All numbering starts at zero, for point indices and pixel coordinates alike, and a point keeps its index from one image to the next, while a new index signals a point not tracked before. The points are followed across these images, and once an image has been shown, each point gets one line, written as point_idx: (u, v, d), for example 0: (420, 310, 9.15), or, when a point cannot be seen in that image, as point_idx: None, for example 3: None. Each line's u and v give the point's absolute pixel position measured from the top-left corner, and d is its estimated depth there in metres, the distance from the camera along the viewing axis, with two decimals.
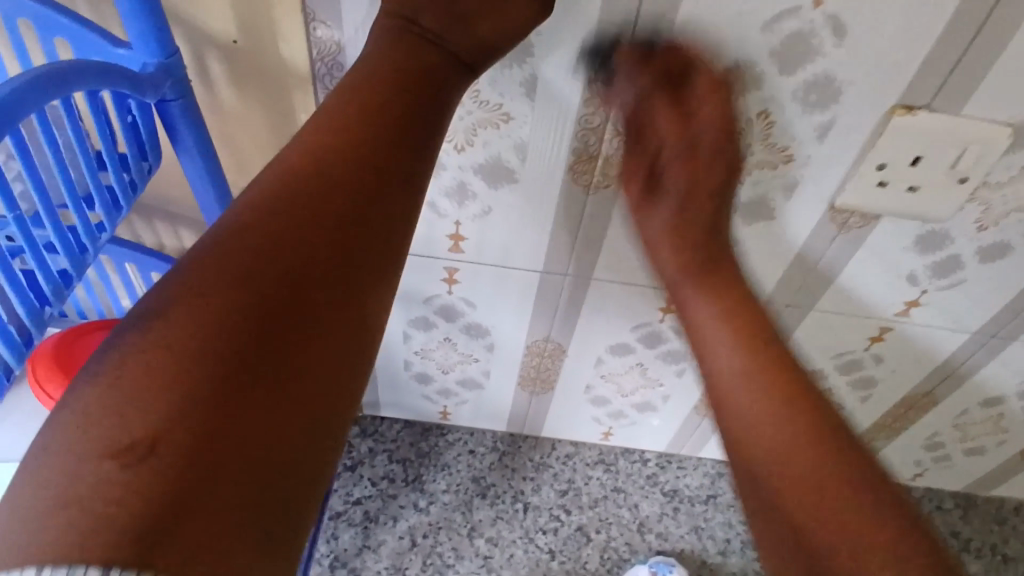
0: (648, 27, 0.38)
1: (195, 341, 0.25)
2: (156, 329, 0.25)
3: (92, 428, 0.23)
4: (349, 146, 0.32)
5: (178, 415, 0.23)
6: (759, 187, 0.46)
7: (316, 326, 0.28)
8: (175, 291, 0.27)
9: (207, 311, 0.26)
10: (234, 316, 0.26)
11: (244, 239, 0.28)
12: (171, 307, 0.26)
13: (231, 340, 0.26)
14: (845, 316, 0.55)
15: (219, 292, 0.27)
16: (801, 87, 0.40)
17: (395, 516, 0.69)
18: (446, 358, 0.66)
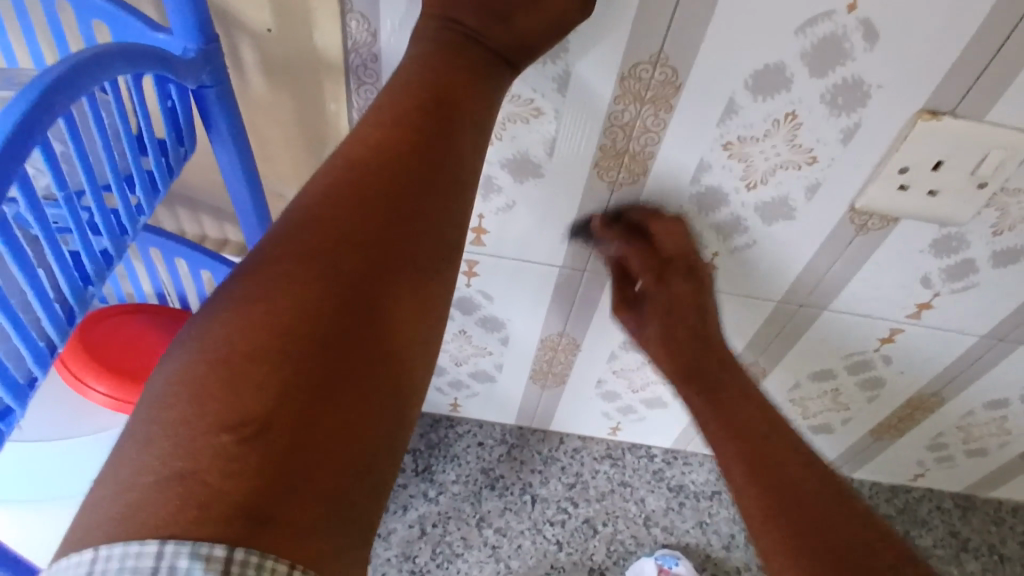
0: (682, 28, 0.39)
1: (274, 334, 0.27)
2: (239, 326, 0.27)
3: (183, 411, 0.25)
4: (396, 142, 0.33)
5: (263, 401, 0.25)
6: (782, 187, 0.47)
7: (374, 312, 0.29)
8: (253, 290, 0.28)
9: (284, 306, 0.27)
10: (308, 309, 0.27)
11: (310, 233, 0.30)
12: (248, 302, 0.28)
13: (305, 326, 0.27)
14: (858, 317, 0.56)
15: (293, 288, 0.28)
16: (829, 90, 0.41)
17: (405, 505, 0.70)
18: (460, 350, 0.66)
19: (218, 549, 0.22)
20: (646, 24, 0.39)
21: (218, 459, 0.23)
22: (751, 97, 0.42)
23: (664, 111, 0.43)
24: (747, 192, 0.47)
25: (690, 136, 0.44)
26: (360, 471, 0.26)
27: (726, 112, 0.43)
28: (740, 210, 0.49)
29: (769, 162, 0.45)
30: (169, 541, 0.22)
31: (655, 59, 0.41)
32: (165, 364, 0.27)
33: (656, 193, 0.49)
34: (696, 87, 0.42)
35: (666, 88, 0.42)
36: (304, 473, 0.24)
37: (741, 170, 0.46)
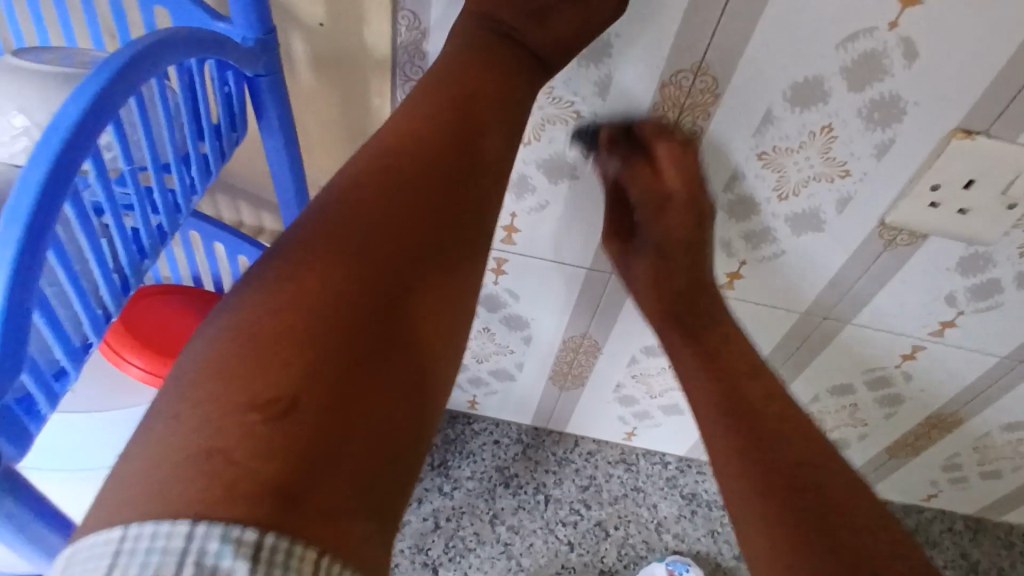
0: (725, 38, 0.40)
1: (307, 315, 0.27)
2: (271, 306, 0.27)
3: (226, 381, 0.25)
4: (437, 143, 0.34)
5: (296, 379, 0.25)
6: (814, 199, 0.47)
7: (410, 294, 0.30)
8: (284, 273, 0.29)
9: (316, 289, 0.28)
10: (340, 293, 0.28)
11: (342, 216, 0.31)
12: (279, 280, 0.28)
13: (337, 309, 0.28)
14: (881, 332, 0.56)
15: (326, 272, 0.29)
16: (867, 105, 0.42)
17: (420, 498, 0.71)
18: (483, 347, 0.67)
19: (249, 533, 0.21)
20: (690, 30, 0.40)
21: (250, 436, 0.23)
22: (789, 109, 0.43)
23: (701, 118, 0.44)
24: (779, 202, 0.48)
25: (724, 143, 0.45)
26: (394, 450, 0.27)
27: (763, 122, 0.44)
28: (770, 220, 0.50)
29: (802, 173, 0.46)
30: (200, 521, 0.21)
31: (696, 68, 0.42)
32: (196, 340, 0.27)
33: None
34: (735, 95, 0.43)
35: (705, 96, 0.43)
36: (341, 449, 0.25)
37: (774, 180, 0.47)
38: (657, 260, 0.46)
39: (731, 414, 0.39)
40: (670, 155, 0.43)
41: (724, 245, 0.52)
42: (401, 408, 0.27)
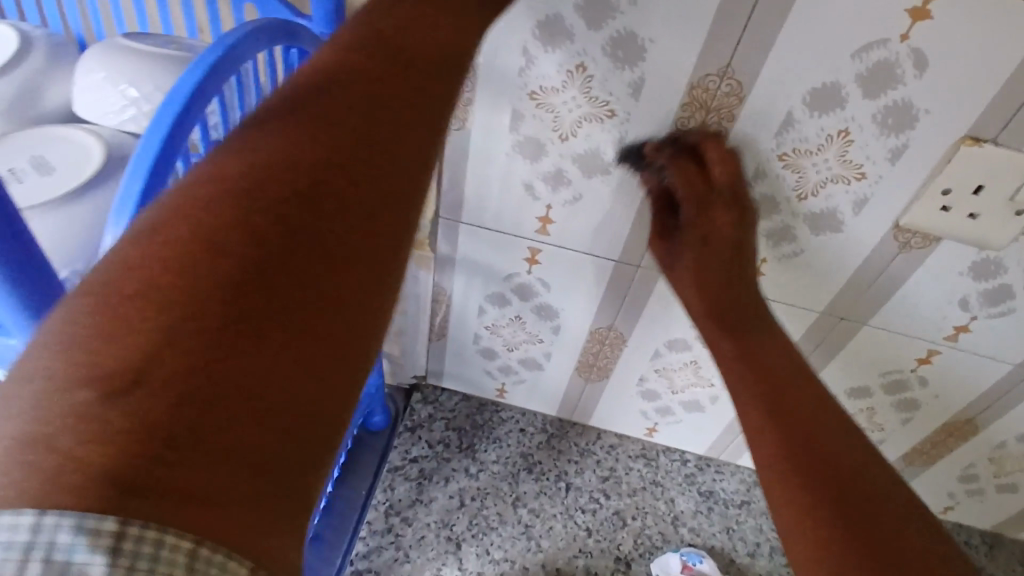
0: (749, 46, 0.44)
1: (220, 228, 0.27)
2: (188, 209, 0.27)
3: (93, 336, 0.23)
4: (401, 94, 0.36)
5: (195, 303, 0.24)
6: (831, 200, 0.51)
7: (323, 240, 0.29)
8: (213, 174, 0.28)
9: (242, 200, 0.28)
10: (265, 210, 0.28)
11: (264, 145, 0.30)
12: (206, 186, 0.28)
13: (253, 227, 0.27)
14: (897, 335, 0.59)
15: (257, 185, 0.28)
16: (881, 111, 0.45)
17: (447, 477, 0.74)
18: (514, 335, 0.71)
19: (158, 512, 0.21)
20: (717, 37, 0.44)
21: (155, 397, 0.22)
22: (808, 113, 0.46)
23: (726, 119, 0.48)
24: (798, 203, 0.52)
25: (747, 145, 0.49)
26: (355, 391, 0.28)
27: (783, 125, 0.47)
28: (789, 220, 0.53)
29: (820, 175, 0.49)
30: (49, 511, 0.20)
31: (722, 73, 0.46)
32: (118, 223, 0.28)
33: None
34: (757, 99, 0.46)
35: (730, 99, 0.47)
36: (239, 392, 0.24)
37: (794, 181, 0.50)
38: (700, 252, 0.50)
39: (769, 417, 0.46)
40: (682, 173, 0.49)
41: None
42: (311, 357, 0.27)
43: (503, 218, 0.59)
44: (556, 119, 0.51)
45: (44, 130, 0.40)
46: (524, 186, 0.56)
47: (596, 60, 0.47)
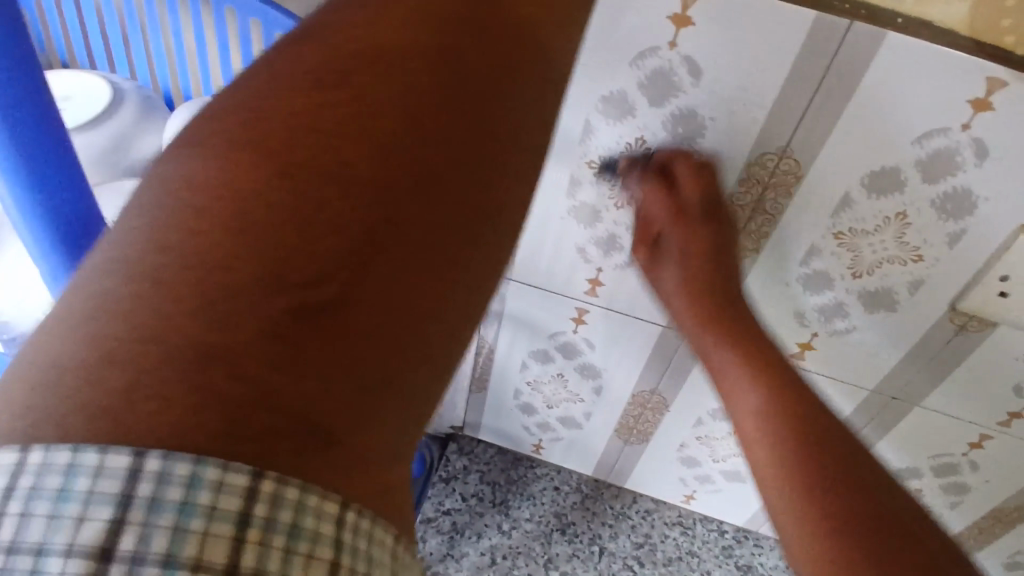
0: (810, 130, 0.45)
1: (322, 152, 0.23)
2: (296, 111, 0.24)
3: (162, 272, 0.20)
4: None
5: (284, 239, 0.22)
6: (887, 279, 0.51)
7: (400, 190, 0.23)
8: (321, 74, 0.25)
9: (354, 123, 0.24)
10: (370, 137, 0.24)
11: (357, 58, 0.25)
12: (311, 80, 0.25)
13: (350, 157, 0.23)
14: (948, 418, 0.59)
15: (365, 104, 0.24)
16: (939, 197, 0.45)
17: (479, 532, 0.74)
18: (554, 393, 0.72)
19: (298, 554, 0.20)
20: (776, 119, 0.45)
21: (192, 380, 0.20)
22: (865, 194, 0.47)
23: (782, 197, 0.49)
24: (852, 280, 0.52)
25: (803, 223, 0.50)
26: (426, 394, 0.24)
27: (840, 205, 0.48)
28: (842, 296, 0.53)
29: (876, 255, 0.50)
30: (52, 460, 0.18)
31: (782, 152, 0.47)
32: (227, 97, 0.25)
33: (769, 268, 0.54)
34: (816, 178, 0.47)
35: (787, 178, 0.48)
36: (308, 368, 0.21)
37: (849, 259, 0.51)
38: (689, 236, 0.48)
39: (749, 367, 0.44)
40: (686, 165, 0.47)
41: (797, 316, 0.56)
42: (347, 330, 0.22)
43: (554, 277, 0.60)
44: (612, 187, 0.53)
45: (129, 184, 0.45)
46: (575, 249, 0.57)
47: (656, 135, 0.49)
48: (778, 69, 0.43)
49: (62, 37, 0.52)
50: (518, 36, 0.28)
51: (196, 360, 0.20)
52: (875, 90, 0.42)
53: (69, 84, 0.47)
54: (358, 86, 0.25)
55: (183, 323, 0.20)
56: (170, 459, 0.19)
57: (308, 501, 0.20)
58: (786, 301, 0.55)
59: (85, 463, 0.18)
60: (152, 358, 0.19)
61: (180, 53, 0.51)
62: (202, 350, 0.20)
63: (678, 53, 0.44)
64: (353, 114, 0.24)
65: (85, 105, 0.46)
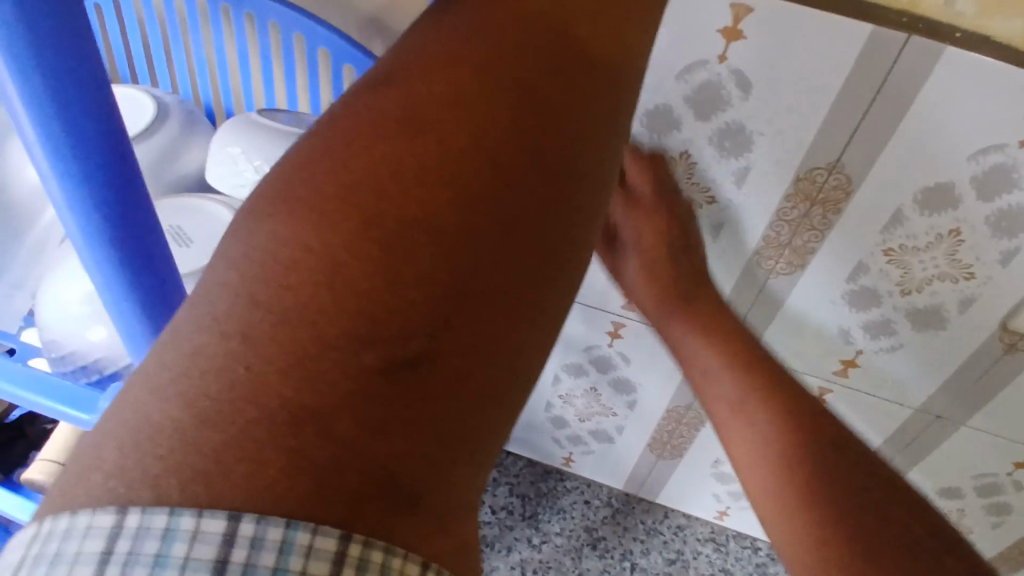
0: (861, 144, 0.44)
1: (392, 174, 0.23)
2: (371, 133, 0.24)
3: (249, 294, 0.21)
4: None
5: (357, 260, 0.22)
6: (937, 297, 0.50)
7: (468, 210, 0.23)
8: (394, 95, 0.25)
9: (421, 145, 0.24)
10: (437, 154, 0.24)
11: (429, 75, 0.26)
12: (387, 104, 0.25)
13: (422, 179, 0.23)
14: (994, 438, 0.58)
15: (437, 128, 0.24)
16: (994, 214, 0.44)
17: (509, 546, 0.73)
18: (587, 406, 0.71)
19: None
20: (827, 135, 0.44)
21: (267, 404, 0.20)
22: (918, 211, 0.46)
23: (831, 213, 0.48)
24: (901, 297, 0.51)
25: (851, 239, 0.49)
26: None
27: (891, 221, 0.47)
28: (890, 313, 0.52)
29: (926, 272, 0.49)
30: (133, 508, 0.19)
31: (831, 167, 0.46)
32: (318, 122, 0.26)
33: (814, 285, 0.53)
34: (867, 194, 0.46)
35: (837, 193, 0.47)
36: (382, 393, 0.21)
37: (898, 276, 0.50)
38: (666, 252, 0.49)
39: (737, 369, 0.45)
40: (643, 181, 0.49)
41: (842, 334, 0.55)
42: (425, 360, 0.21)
43: (591, 291, 0.59)
44: None
45: (184, 202, 0.45)
46: None
47: (701, 150, 0.48)
48: (827, 88, 0.42)
49: (104, 51, 0.52)
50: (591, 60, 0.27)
51: (270, 403, 0.20)
52: (929, 106, 0.41)
53: (114, 100, 0.47)
54: (429, 118, 0.24)
55: (256, 364, 0.20)
56: (292, 529, 0.19)
57: (391, 565, 0.20)
58: (831, 317, 0.54)
59: (183, 525, 0.18)
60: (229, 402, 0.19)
61: (222, 68, 0.51)
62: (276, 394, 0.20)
63: (727, 66, 0.43)
64: (424, 147, 0.24)
65: (131, 119, 0.46)
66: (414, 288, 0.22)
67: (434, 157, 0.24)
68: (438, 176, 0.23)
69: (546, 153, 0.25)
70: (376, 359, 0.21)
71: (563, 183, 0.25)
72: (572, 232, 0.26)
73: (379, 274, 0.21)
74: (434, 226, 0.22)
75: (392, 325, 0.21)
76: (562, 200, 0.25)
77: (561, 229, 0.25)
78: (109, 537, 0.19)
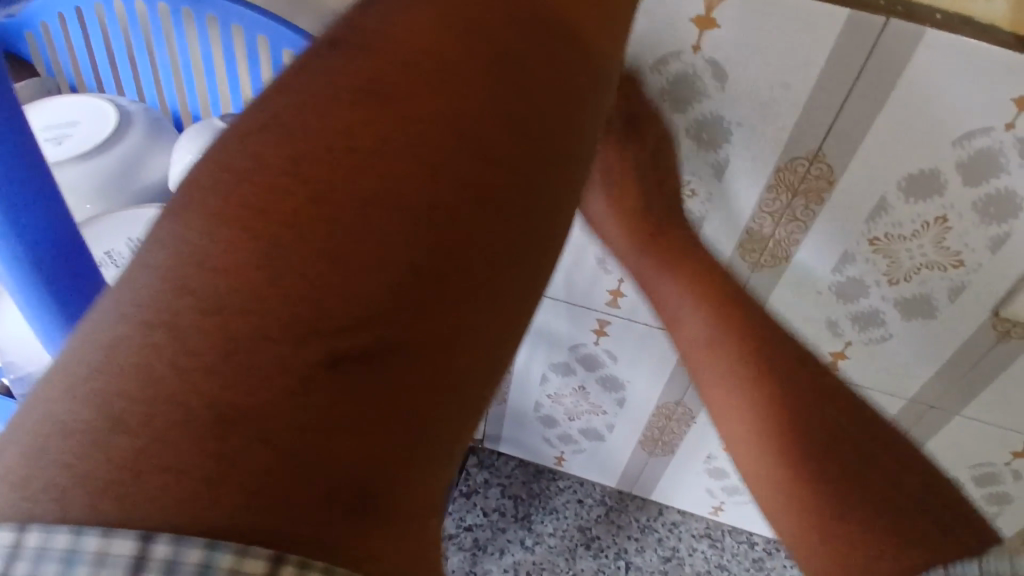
0: (842, 131, 0.43)
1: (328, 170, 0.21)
2: (304, 127, 0.22)
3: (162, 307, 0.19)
4: None
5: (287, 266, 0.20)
6: (925, 285, 0.48)
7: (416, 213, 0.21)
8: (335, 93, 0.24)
9: (361, 140, 0.22)
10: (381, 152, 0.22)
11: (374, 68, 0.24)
12: (324, 94, 0.23)
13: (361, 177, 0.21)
14: (990, 426, 0.57)
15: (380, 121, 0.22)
16: (981, 200, 0.43)
17: (502, 549, 0.72)
18: (576, 405, 0.70)
19: None
20: (807, 123, 0.43)
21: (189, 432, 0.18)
22: (903, 198, 0.44)
23: (814, 203, 0.47)
24: (888, 287, 0.50)
25: (835, 230, 0.48)
26: None
27: (876, 209, 0.46)
28: (878, 303, 0.51)
29: (913, 261, 0.47)
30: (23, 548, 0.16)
31: (813, 156, 0.44)
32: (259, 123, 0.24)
33: (799, 277, 0.52)
34: (850, 183, 0.45)
35: (819, 182, 0.46)
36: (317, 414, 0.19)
37: (885, 266, 0.48)
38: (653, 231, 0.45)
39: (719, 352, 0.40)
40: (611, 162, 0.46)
41: (830, 325, 0.54)
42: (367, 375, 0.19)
43: (574, 289, 0.58)
44: None
45: (141, 211, 0.44)
46: (596, 260, 0.55)
47: (679, 142, 0.46)
48: (802, 80, 0.41)
49: (65, 58, 0.50)
50: (559, 54, 0.26)
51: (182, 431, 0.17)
52: (911, 90, 0.39)
53: (74, 109, 0.46)
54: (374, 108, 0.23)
55: (181, 362, 0.18)
56: (216, 552, 0.17)
57: None
58: (819, 310, 0.53)
59: (86, 547, 0.16)
60: (140, 417, 0.17)
61: (188, 70, 0.49)
62: (203, 410, 0.17)
63: (701, 57, 0.41)
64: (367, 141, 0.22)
65: (90, 126, 0.45)
66: (363, 295, 0.20)
67: (377, 148, 0.22)
68: (383, 170, 0.21)
69: (507, 144, 0.23)
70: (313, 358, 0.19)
71: (522, 174, 0.23)
72: (544, 232, 0.24)
73: (320, 276, 0.20)
74: (379, 226, 0.21)
75: (328, 329, 0.19)
76: (528, 193, 0.23)
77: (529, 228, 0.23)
78: (6, 557, 0.16)
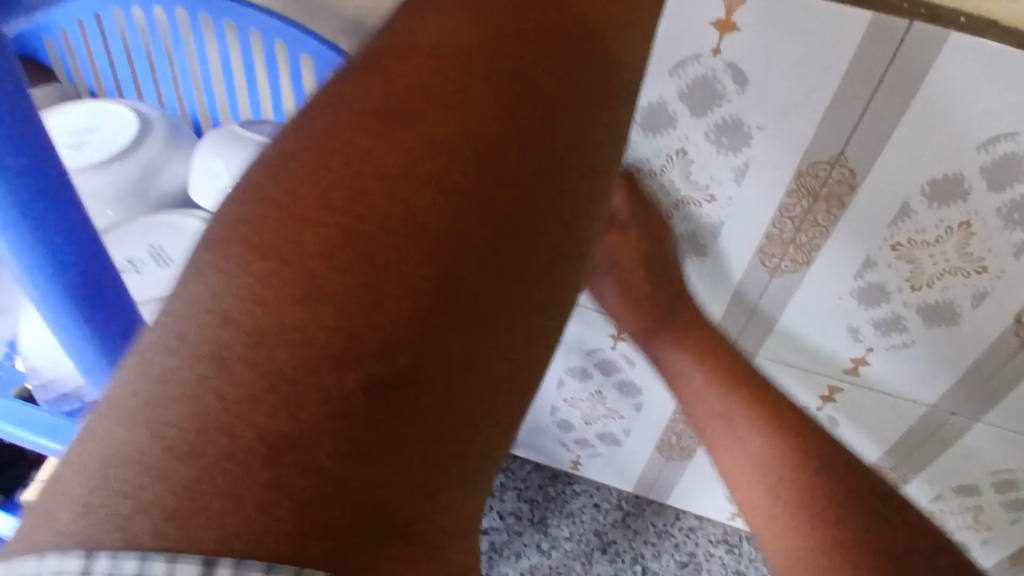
0: (865, 135, 0.42)
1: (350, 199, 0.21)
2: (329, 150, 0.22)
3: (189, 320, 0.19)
4: None
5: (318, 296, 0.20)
6: (947, 292, 0.48)
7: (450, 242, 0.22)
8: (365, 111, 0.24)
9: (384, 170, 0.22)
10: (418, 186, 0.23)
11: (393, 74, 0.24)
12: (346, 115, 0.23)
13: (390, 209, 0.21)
14: (1014, 434, 0.56)
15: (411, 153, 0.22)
16: (1006, 206, 0.42)
17: (518, 552, 0.72)
18: (593, 410, 0.70)
19: None
20: (828, 128, 0.42)
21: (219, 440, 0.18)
22: (926, 204, 0.44)
23: (835, 208, 0.46)
24: (911, 292, 0.49)
25: (855, 235, 0.47)
26: None
27: (899, 214, 0.45)
28: (900, 309, 0.50)
29: (936, 266, 0.47)
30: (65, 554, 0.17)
31: (834, 160, 0.44)
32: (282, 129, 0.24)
33: (819, 283, 0.51)
34: (872, 188, 0.44)
35: (841, 186, 0.45)
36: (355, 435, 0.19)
37: (907, 271, 0.48)
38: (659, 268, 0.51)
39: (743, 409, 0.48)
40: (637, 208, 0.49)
41: (851, 331, 0.53)
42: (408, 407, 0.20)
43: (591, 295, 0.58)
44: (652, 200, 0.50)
45: (163, 217, 0.44)
46: None
47: (698, 147, 0.46)
48: (823, 86, 0.41)
49: (87, 68, 0.51)
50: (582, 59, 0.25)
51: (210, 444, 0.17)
52: (934, 94, 0.39)
53: (96, 115, 0.46)
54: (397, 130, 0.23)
55: (229, 395, 0.18)
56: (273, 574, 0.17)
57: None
58: (840, 315, 0.53)
59: (155, 569, 0.17)
60: None
61: (207, 81, 0.50)
62: (244, 439, 0.18)
63: (722, 61, 0.41)
64: (391, 165, 0.22)
65: (112, 134, 0.46)
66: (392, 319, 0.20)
67: None
68: (407, 195, 0.22)
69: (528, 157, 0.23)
70: (351, 384, 0.19)
71: (543, 192, 0.23)
72: (564, 247, 0.24)
73: (352, 303, 0.20)
74: (406, 251, 0.21)
75: (363, 355, 0.19)
76: (549, 210, 0.23)
77: (553, 237, 0.23)
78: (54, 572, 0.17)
